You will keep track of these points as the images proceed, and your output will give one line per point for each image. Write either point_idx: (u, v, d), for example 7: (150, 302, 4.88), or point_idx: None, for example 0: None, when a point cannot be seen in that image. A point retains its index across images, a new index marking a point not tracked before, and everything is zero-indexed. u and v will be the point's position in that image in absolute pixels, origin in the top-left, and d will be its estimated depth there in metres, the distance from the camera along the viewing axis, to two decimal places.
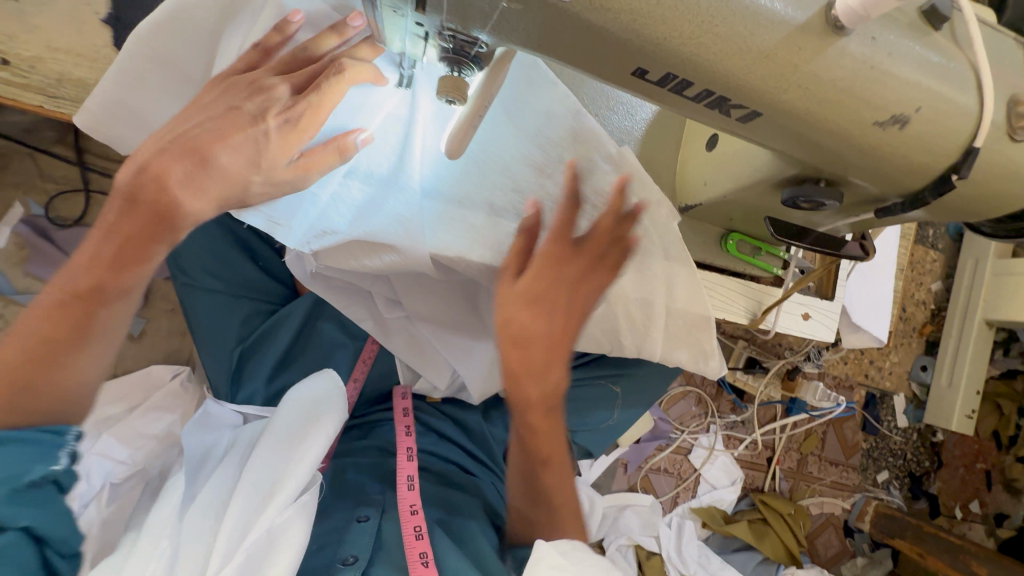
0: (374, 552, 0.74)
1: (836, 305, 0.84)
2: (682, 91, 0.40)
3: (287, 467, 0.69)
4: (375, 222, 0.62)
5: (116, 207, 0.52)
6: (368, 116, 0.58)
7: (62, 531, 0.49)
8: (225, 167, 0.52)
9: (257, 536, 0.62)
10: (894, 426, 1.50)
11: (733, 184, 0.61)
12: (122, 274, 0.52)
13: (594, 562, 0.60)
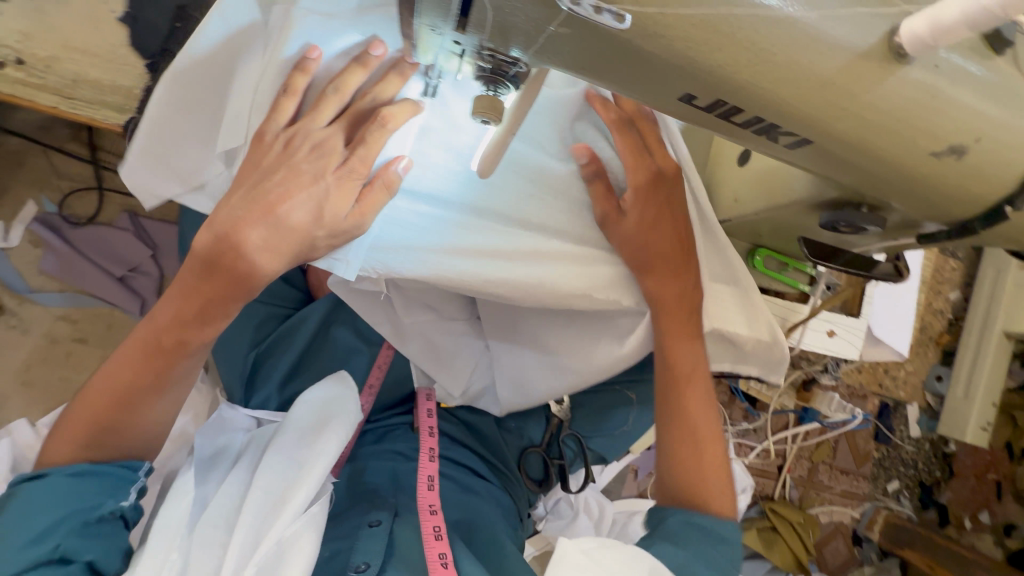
0: (387, 559, 0.71)
1: (862, 322, 0.83)
2: (730, 117, 0.38)
3: (300, 476, 0.68)
4: (432, 241, 0.60)
5: (192, 270, 0.53)
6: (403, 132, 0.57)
7: (115, 564, 0.55)
8: (295, 224, 0.51)
9: (267, 548, 0.61)
10: (907, 436, 1.48)
11: (766, 202, 0.61)
12: (199, 330, 0.54)
13: (619, 557, 0.54)
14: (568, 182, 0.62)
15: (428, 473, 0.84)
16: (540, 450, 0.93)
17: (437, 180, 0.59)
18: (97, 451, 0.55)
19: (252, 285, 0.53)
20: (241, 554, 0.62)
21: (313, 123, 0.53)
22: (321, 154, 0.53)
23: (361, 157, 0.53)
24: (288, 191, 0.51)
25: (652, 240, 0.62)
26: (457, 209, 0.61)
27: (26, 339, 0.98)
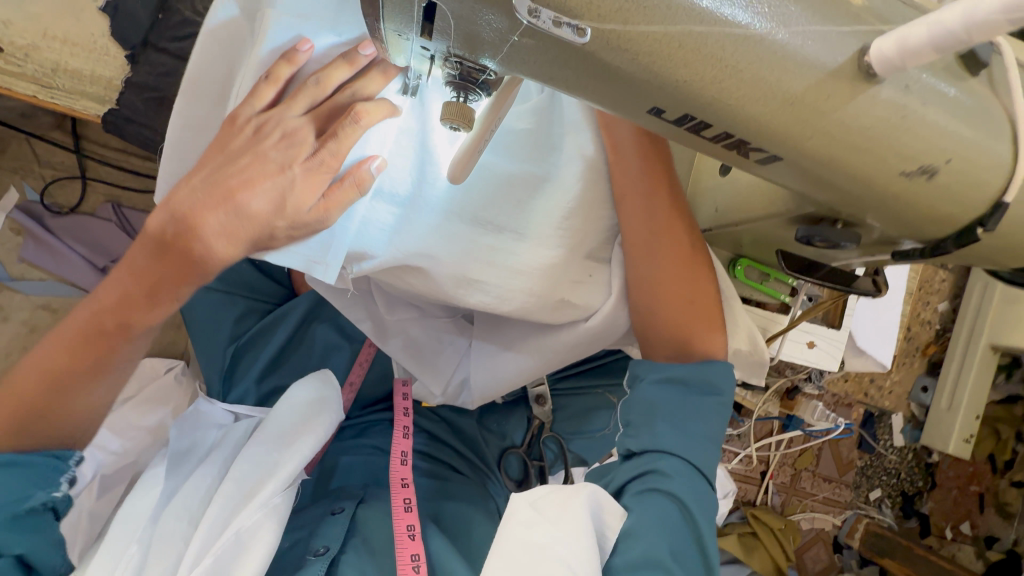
0: (349, 541, 0.73)
1: (843, 334, 0.82)
2: (700, 131, 0.38)
3: (270, 471, 0.68)
4: (409, 242, 0.60)
5: (145, 251, 0.52)
6: (380, 135, 0.58)
7: (49, 557, 0.56)
8: (252, 211, 0.51)
9: (226, 539, 0.60)
10: (890, 445, 1.49)
11: (743, 214, 0.61)
12: (146, 313, 0.54)
13: (561, 497, 0.57)
14: (540, 186, 0.63)
15: (402, 449, 0.84)
16: (521, 450, 0.92)
17: (415, 182, 0.60)
18: (24, 435, 0.56)
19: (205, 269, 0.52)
20: (204, 544, 0.62)
21: (289, 111, 0.53)
22: (291, 143, 0.52)
23: (332, 150, 0.51)
24: (251, 179, 0.50)
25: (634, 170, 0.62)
26: (433, 212, 0.61)
27: (5, 327, 0.97)
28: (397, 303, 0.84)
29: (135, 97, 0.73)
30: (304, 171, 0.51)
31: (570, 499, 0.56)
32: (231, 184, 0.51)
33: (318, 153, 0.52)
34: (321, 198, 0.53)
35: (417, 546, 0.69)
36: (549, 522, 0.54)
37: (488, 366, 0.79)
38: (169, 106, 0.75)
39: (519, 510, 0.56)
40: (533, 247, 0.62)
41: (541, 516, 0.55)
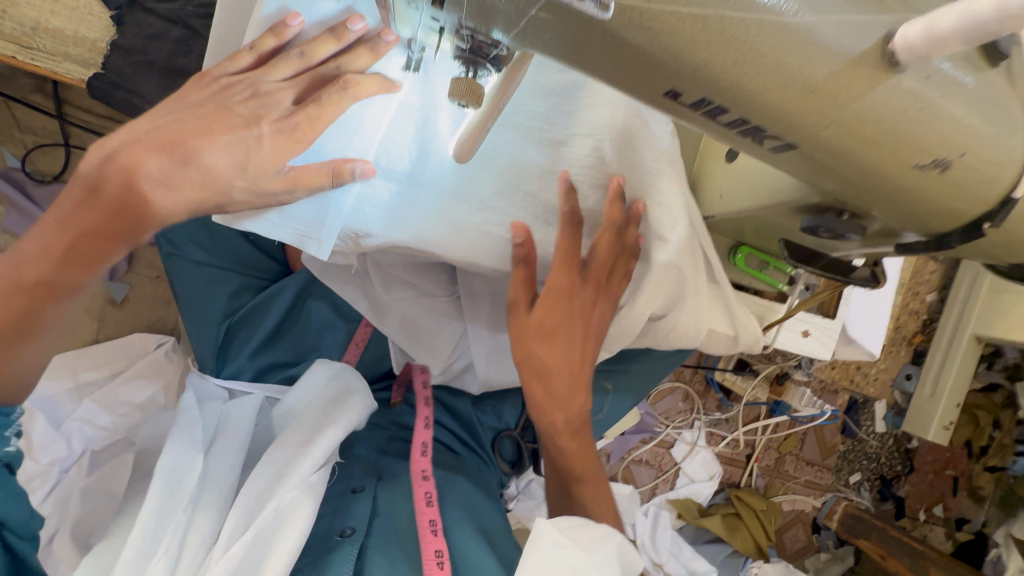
0: (373, 523, 0.72)
1: (837, 322, 0.83)
2: (715, 116, 0.37)
3: (308, 447, 0.68)
4: (408, 225, 0.60)
5: (78, 198, 0.51)
6: (376, 112, 0.57)
7: (17, 510, 0.51)
8: (206, 165, 0.51)
9: (266, 514, 0.60)
10: (872, 431, 1.54)
11: (748, 200, 0.60)
12: (74, 270, 0.53)
13: (589, 532, 0.61)
14: (543, 167, 0.61)
15: (422, 440, 0.84)
16: (515, 433, 0.96)
17: (417, 160, 0.59)
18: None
19: (136, 222, 0.51)
20: (241, 519, 0.61)
21: (266, 76, 0.52)
22: (262, 102, 0.52)
23: (312, 114, 0.51)
24: (208, 138, 0.51)
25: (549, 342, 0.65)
26: (432, 190, 0.60)
27: None
28: (392, 282, 0.83)
29: (121, 60, 0.69)
30: (273, 132, 0.52)
31: (602, 538, 0.61)
32: (194, 147, 0.50)
33: (296, 115, 0.52)
34: (287, 168, 0.54)
35: (440, 542, 0.68)
36: (585, 551, 0.58)
37: (489, 358, 0.87)
38: (157, 71, 0.69)
39: (547, 531, 0.60)
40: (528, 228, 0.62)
41: (571, 543, 0.59)
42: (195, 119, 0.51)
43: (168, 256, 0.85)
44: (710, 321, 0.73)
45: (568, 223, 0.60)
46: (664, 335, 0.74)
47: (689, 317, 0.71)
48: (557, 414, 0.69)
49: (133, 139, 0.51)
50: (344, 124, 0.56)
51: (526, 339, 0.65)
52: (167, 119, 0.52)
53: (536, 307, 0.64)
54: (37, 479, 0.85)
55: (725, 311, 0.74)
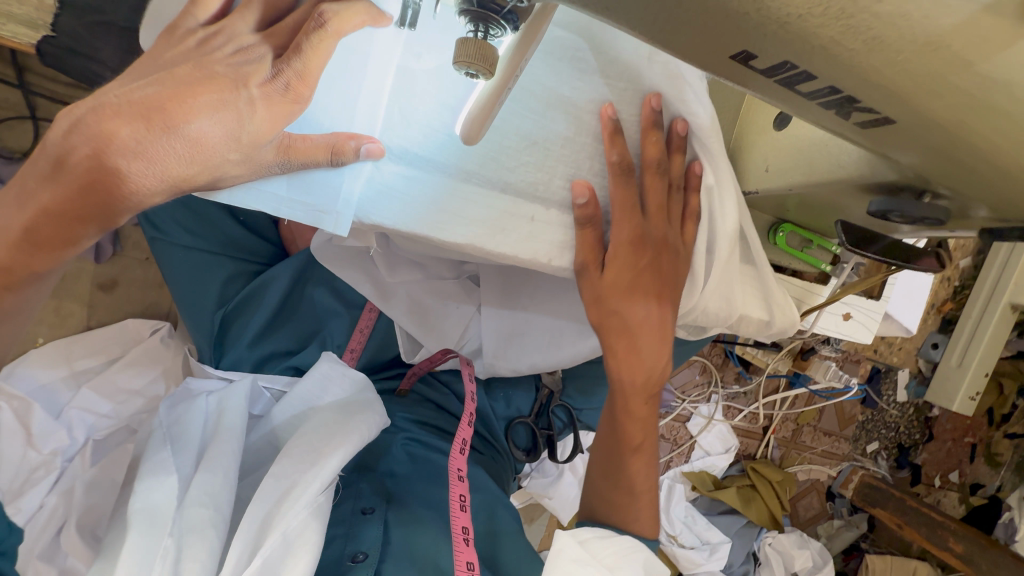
0: (386, 547, 0.69)
1: (881, 305, 0.76)
2: (794, 84, 0.31)
3: (309, 462, 0.63)
4: (396, 212, 0.53)
5: (40, 175, 0.45)
6: (377, 72, 0.51)
7: None
8: (194, 135, 0.44)
9: (274, 539, 0.57)
10: (893, 400, 1.50)
11: (801, 177, 0.53)
12: (27, 260, 0.47)
13: (613, 549, 0.62)
14: (563, 145, 0.54)
15: (462, 437, 0.79)
16: (528, 420, 0.94)
17: (422, 131, 0.52)
18: None
19: (107, 211, 0.45)
20: (245, 543, 0.58)
21: (241, 25, 0.48)
22: (246, 57, 0.46)
23: (297, 70, 0.46)
24: (193, 105, 0.44)
25: (627, 301, 0.60)
26: (438, 169, 0.53)
27: None
28: (396, 264, 0.76)
29: (75, 22, 0.60)
30: (264, 95, 0.46)
31: (624, 554, 0.62)
32: (179, 116, 0.43)
33: (281, 75, 0.46)
34: (282, 136, 0.48)
35: (472, 554, 0.66)
36: (608, 570, 0.60)
37: (504, 342, 0.82)
38: (117, 32, 0.61)
39: (568, 547, 0.60)
40: (553, 206, 0.56)
41: (592, 559, 0.60)
42: (177, 82, 0.44)
43: (152, 239, 0.79)
44: (744, 305, 0.66)
45: (617, 173, 0.55)
46: (714, 317, 0.66)
47: (726, 285, 0.63)
48: (640, 371, 0.66)
49: (98, 109, 0.43)
50: (337, 83, 0.50)
51: (603, 299, 0.60)
52: (145, 86, 0.44)
53: (608, 269, 0.58)
54: (41, 469, 0.80)
55: (760, 297, 0.67)
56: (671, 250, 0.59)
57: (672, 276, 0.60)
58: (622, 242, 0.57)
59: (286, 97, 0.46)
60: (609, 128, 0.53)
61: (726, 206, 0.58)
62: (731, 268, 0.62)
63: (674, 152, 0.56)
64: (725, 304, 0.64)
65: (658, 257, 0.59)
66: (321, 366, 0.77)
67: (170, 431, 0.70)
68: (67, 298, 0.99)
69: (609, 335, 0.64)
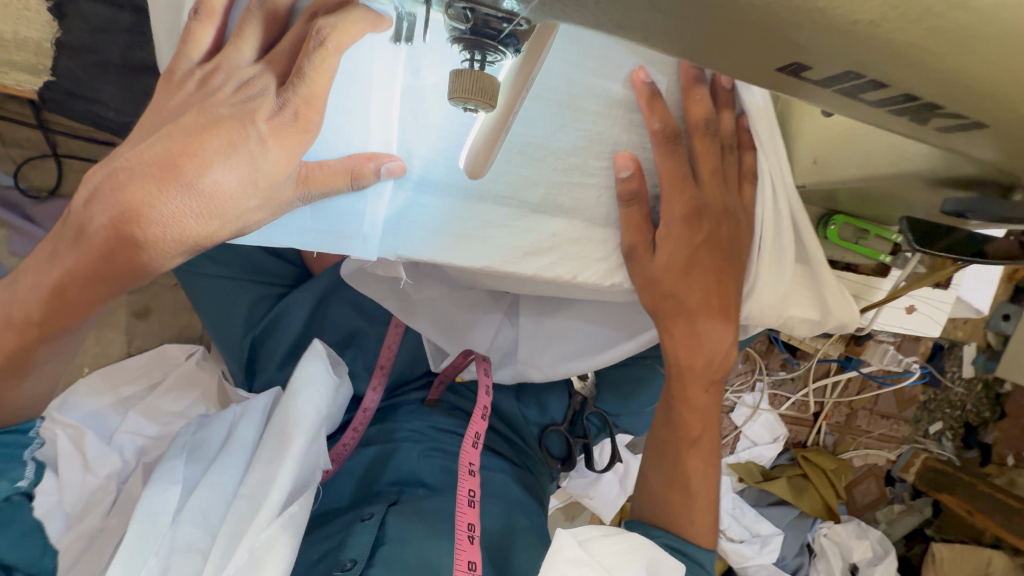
0: (377, 552, 0.68)
1: (951, 294, 0.68)
2: (861, 94, 0.26)
3: (271, 475, 0.63)
4: (413, 240, 0.51)
5: (63, 240, 0.44)
6: (382, 89, 0.46)
7: (26, 548, 0.55)
8: (212, 188, 0.41)
9: (240, 558, 0.56)
10: (959, 376, 1.39)
11: (863, 173, 0.47)
12: (59, 321, 0.46)
13: (615, 548, 0.59)
14: (579, 152, 0.51)
15: (475, 430, 0.79)
16: (562, 427, 0.91)
17: (433, 151, 0.49)
18: None
19: (128, 279, 0.43)
20: (221, 557, 0.59)
21: (238, 56, 0.44)
22: (249, 92, 0.43)
23: (303, 95, 0.42)
24: (206, 157, 0.40)
25: (679, 283, 0.56)
26: (451, 192, 0.50)
27: None
28: (421, 279, 0.76)
29: (72, 63, 0.65)
30: (274, 129, 0.42)
31: (626, 554, 0.59)
32: (193, 169, 0.40)
33: (288, 104, 0.42)
34: (299, 167, 0.45)
35: (474, 553, 0.66)
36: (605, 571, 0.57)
37: (540, 346, 0.78)
38: (116, 70, 0.66)
39: (564, 546, 0.56)
40: (600, 227, 0.53)
41: (589, 559, 0.56)
42: (183, 134, 0.41)
43: (178, 268, 0.79)
44: (793, 307, 0.60)
45: (661, 143, 0.50)
46: (775, 309, 0.59)
47: (779, 278, 0.58)
48: (699, 355, 0.60)
49: (112, 175, 0.41)
50: (347, 108, 0.46)
51: (657, 283, 0.55)
52: (155, 143, 0.41)
53: (659, 248, 0.54)
54: (99, 492, 0.84)
55: (813, 296, 0.61)
56: (719, 235, 0.54)
57: (727, 257, 0.55)
58: (674, 217, 0.53)
59: (296, 131, 0.43)
60: (645, 94, 0.49)
61: (777, 195, 0.54)
62: (782, 259, 0.57)
63: (722, 125, 0.51)
64: (780, 299, 0.59)
65: (719, 228, 0.54)
66: (312, 364, 0.72)
67: (194, 438, 0.76)
68: (108, 327, 1.02)
69: (669, 320, 0.58)
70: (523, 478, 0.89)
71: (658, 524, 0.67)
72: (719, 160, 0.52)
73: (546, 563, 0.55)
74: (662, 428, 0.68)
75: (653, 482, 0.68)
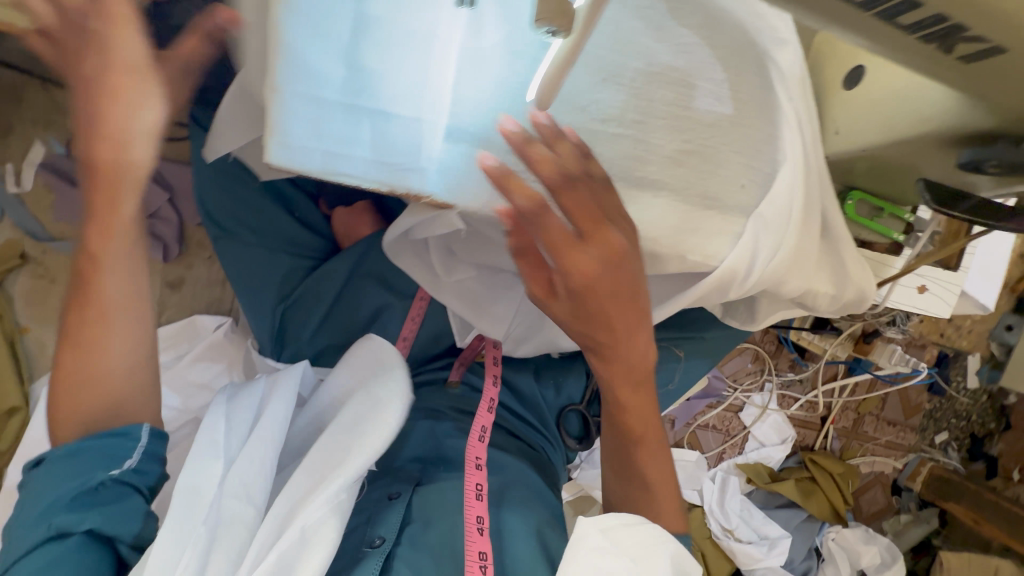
0: (405, 530, 0.74)
1: (959, 277, 0.73)
2: (898, 18, 0.30)
3: (340, 460, 0.67)
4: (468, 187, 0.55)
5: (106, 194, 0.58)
6: (443, 44, 0.49)
7: (123, 528, 0.59)
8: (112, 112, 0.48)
9: (292, 534, 0.61)
10: (963, 387, 1.41)
11: (881, 137, 0.53)
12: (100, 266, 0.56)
13: (635, 538, 0.61)
14: (617, 117, 0.55)
15: (483, 423, 0.86)
16: (580, 407, 0.96)
17: (484, 90, 0.51)
18: (71, 398, 0.60)
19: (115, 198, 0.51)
20: (271, 535, 0.63)
21: None
22: None
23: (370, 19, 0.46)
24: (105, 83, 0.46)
25: (592, 308, 0.54)
26: (496, 146, 0.54)
27: (49, 289, 0.95)
28: (453, 264, 0.81)
29: None
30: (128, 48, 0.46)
31: (648, 545, 0.61)
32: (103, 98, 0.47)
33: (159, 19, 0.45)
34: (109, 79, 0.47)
35: (485, 544, 0.70)
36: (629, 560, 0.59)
37: (559, 319, 0.82)
38: None
39: (589, 533, 0.61)
40: (633, 191, 0.58)
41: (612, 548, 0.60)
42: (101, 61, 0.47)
43: (218, 237, 0.83)
44: (815, 280, 0.65)
45: (532, 211, 0.49)
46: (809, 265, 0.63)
47: (808, 246, 0.62)
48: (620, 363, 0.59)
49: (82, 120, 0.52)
50: (412, 51, 0.48)
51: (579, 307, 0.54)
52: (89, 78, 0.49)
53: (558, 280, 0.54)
54: None
55: (831, 270, 0.66)
56: (751, 199, 0.59)
57: (621, 272, 0.52)
58: (566, 251, 0.51)
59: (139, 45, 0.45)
60: (499, 174, 0.48)
61: (811, 169, 0.59)
62: (812, 225, 0.61)
63: (749, 67, 0.56)
64: (803, 281, 0.64)
65: (607, 260, 0.52)
66: (393, 386, 0.71)
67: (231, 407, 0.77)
68: None
69: (598, 342, 0.57)
70: (536, 459, 0.90)
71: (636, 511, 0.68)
72: (758, 132, 0.58)
73: (568, 550, 0.60)
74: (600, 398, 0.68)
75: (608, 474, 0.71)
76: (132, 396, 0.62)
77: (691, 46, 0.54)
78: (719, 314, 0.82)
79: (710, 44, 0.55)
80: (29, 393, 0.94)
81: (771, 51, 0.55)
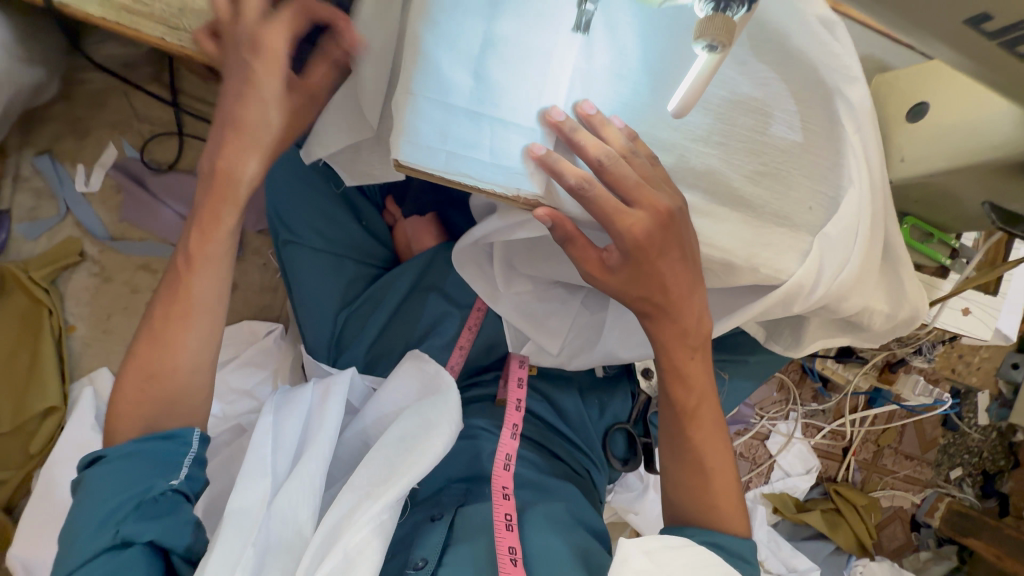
0: (447, 551, 0.74)
1: (997, 300, 0.82)
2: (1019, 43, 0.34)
3: (384, 479, 0.66)
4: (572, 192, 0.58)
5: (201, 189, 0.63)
6: (558, 61, 0.53)
7: (180, 538, 0.60)
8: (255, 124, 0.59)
9: (338, 556, 0.59)
10: (974, 423, 1.44)
11: (947, 162, 0.61)
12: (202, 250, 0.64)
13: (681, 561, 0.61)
14: (701, 138, 0.60)
15: (507, 452, 0.85)
16: (627, 425, 0.96)
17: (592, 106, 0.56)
18: (146, 390, 0.62)
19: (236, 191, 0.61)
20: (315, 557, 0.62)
21: None
22: None
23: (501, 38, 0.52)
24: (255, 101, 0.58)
25: (645, 286, 0.61)
26: None
27: (106, 287, 1.01)
28: (513, 276, 0.82)
29: None
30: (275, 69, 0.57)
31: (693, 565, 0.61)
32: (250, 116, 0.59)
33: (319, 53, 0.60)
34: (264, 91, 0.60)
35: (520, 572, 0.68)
36: None
37: (614, 330, 0.84)
38: None
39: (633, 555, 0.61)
40: (710, 207, 0.63)
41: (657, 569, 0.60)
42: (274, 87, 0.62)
43: (287, 243, 0.86)
44: (872, 300, 0.69)
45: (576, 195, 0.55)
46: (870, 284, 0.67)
47: (864, 271, 0.66)
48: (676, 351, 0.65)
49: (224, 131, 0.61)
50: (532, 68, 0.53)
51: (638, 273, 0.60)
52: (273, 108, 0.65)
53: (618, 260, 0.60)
54: None
55: (887, 290, 0.71)
56: (819, 219, 0.64)
57: (672, 241, 0.57)
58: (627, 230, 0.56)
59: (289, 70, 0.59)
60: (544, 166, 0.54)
61: (873, 193, 0.64)
62: (877, 241, 0.65)
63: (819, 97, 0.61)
64: (860, 303, 0.69)
65: (664, 234, 0.57)
66: (444, 410, 0.72)
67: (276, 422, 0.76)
68: None
69: (655, 314, 0.64)
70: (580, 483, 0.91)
71: (701, 522, 0.70)
72: (822, 159, 0.63)
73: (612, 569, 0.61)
74: (663, 406, 0.71)
75: (669, 468, 0.72)
76: (184, 396, 0.64)
77: (765, 77, 0.60)
78: (763, 339, 0.82)
79: (787, 77, 0.60)
80: (67, 393, 0.96)
81: (840, 89, 0.61)
